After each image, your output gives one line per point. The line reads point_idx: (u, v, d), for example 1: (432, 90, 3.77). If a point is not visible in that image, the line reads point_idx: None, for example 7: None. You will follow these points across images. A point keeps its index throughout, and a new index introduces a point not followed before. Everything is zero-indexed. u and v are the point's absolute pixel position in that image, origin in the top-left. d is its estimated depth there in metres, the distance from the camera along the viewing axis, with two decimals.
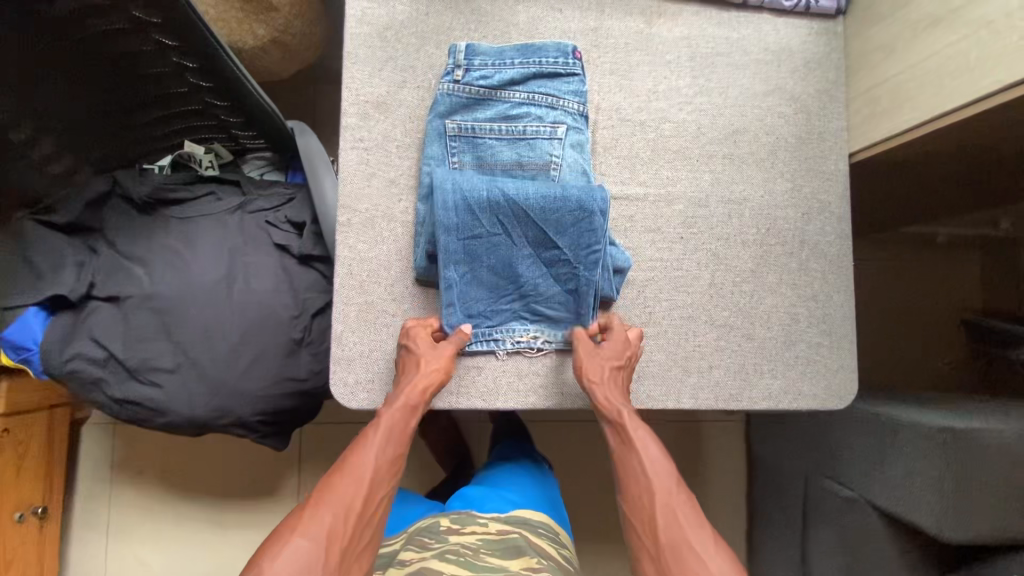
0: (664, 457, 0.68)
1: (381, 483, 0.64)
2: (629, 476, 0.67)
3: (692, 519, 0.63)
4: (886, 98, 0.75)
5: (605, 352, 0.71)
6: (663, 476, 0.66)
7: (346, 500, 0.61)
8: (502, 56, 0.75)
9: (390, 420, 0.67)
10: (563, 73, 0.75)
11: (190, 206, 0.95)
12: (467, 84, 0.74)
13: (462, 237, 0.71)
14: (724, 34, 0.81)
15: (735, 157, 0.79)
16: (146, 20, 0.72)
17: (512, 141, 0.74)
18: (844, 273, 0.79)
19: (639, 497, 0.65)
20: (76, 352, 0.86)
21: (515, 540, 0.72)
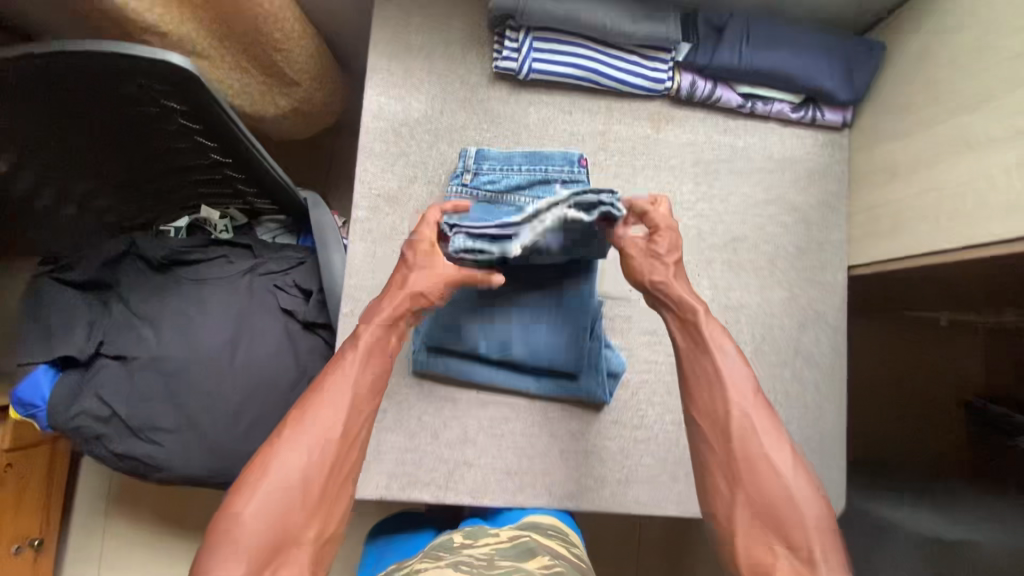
0: (743, 365, 0.61)
1: (362, 411, 0.61)
2: (700, 379, 0.62)
3: (773, 436, 0.58)
4: (886, 221, 0.76)
5: (655, 245, 0.66)
6: (740, 382, 0.60)
7: (324, 432, 0.58)
8: (513, 162, 0.77)
9: (371, 342, 0.63)
10: (567, 179, 0.76)
11: (201, 267, 0.97)
12: (474, 188, 0.76)
13: (460, 316, 0.73)
14: (729, 141, 0.83)
15: (734, 264, 0.81)
16: (171, 107, 0.75)
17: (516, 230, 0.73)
18: (838, 386, 0.80)
19: (709, 401, 0.61)
20: (82, 409, 0.88)
21: (526, 543, 0.67)
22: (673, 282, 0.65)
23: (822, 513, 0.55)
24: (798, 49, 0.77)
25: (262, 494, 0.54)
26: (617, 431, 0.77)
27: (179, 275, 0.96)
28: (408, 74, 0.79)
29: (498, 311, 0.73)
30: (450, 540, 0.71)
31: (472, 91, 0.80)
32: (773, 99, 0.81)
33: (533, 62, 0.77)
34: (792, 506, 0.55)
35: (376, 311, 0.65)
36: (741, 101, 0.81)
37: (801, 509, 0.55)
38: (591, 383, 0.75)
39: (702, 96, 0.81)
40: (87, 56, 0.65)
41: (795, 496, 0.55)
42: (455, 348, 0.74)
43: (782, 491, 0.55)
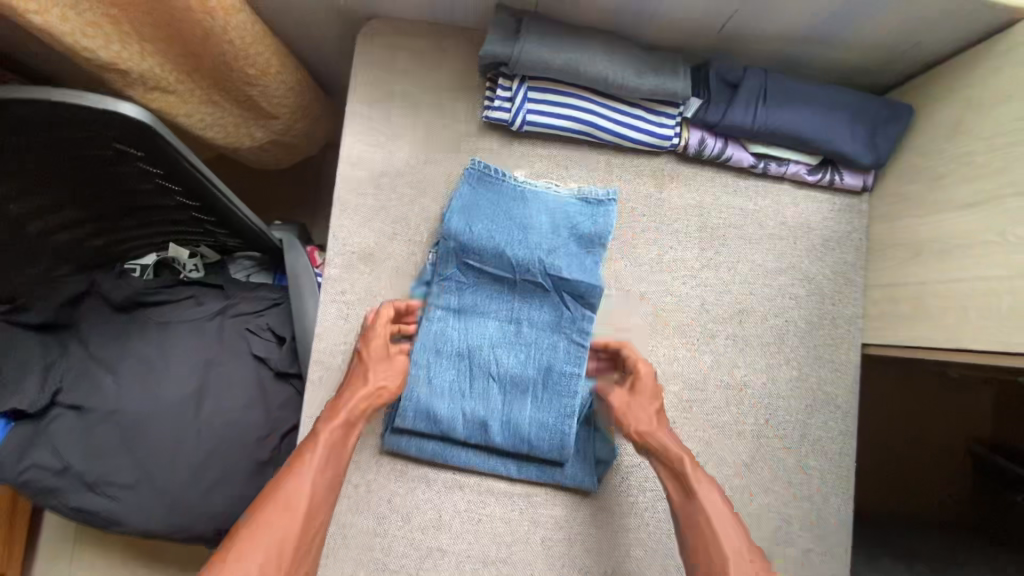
0: (734, 518, 0.58)
1: (322, 506, 0.57)
2: (690, 526, 0.58)
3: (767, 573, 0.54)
4: (908, 302, 0.69)
5: (640, 399, 0.67)
6: (733, 532, 0.56)
7: (280, 532, 0.53)
8: (500, 223, 0.70)
9: (328, 441, 0.60)
10: (556, 251, 0.70)
11: (169, 309, 0.91)
12: (455, 259, 0.69)
13: (437, 397, 0.69)
14: (738, 202, 0.76)
15: (739, 339, 0.75)
16: (129, 151, 0.68)
17: (503, 291, 0.71)
18: (845, 473, 0.74)
19: (703, 550, 0.56)
20: (32, 463, 0.82)
21: None
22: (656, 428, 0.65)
23: None
24: (819, 110, 0.71)
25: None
26: (605, 519, 0.71)
27: (146, 316, 0.90)
28: (390, 120, 0.73)
29: (478, 391, 0.69)
30: None
31: (460, 141, 0.73)
32: (789, 159, 0.74)
33: (527, 113, 0.70)
34: None
35: (330, 409, 0.63)
36: (753, 161, 0.74)
37: None
38: (575, 466, 0.70)
39: (712, 154, 0.74)
40: (27, 104, 0.58)
41: None
42: (429, 431, 0.69)
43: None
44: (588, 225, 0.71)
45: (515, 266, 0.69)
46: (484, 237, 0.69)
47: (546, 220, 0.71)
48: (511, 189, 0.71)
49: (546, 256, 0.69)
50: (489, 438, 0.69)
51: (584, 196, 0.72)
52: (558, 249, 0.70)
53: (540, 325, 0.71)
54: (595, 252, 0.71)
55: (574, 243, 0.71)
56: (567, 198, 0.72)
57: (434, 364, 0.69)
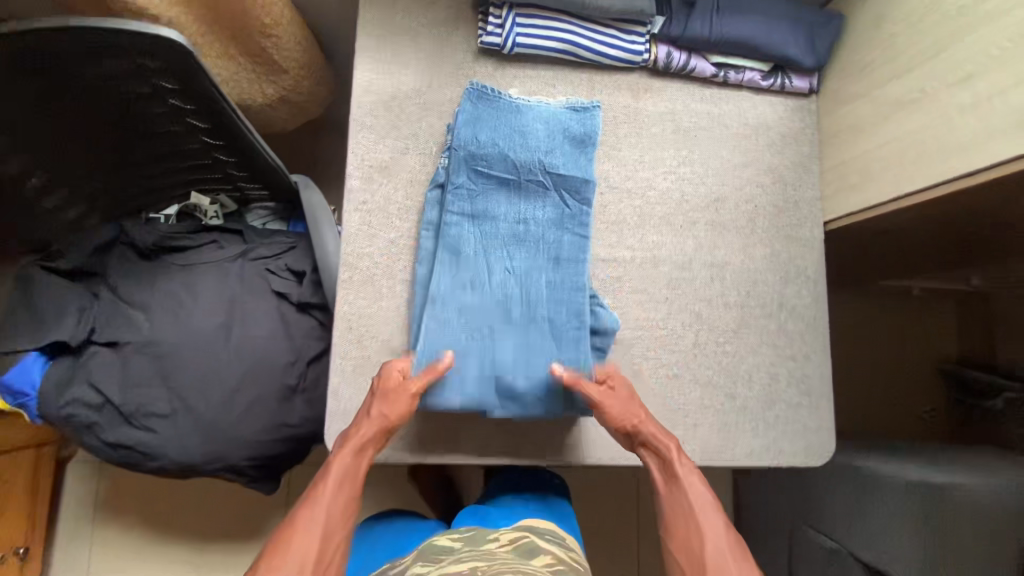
0: (712, 504, 0.68)
1: (338, 527, 0.64)
2: (675, 511, 0.69)
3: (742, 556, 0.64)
4: (855, 173, 0.81)
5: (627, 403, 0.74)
6: (714, 517, 0.67)
7: (303, 553, 0.61)
8: (501, 131, 0.79)
9: (342, 467, 0.69)
10: (552, 150, 0.78)
11: (193, 253, 0.97)
12: (460, 162, 0.77)
13: (461, 289, 0.76)
14: (706, 109, 0.87)
15: (717, 224, 0.84)
16: (163, 86, 0.75)
17: (509, 192, 0.78)
18: (821, 334, 0.84)
19: (684, 535, 0.66)
20: (73, 397, 0.87)
21: (527, 544, 0.80)
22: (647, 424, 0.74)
23: None
24: (765, 19, 0.82)
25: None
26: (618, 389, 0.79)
27: (171, 261, 0.97)
28: (395, 51, 0.82)
29: (496, 282, 0.76)
30: (451, 537, 0.83)
31: (459, 66, 0.83)
32: (745, 67, 0.86)
33: (517, 36, 0.81)
34: None
35: (346, 438, 0.71)
36: (714, 71, 0.86)
37: None
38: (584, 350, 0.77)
39: (678, 66, 0.85)
40: (78, 33, 0.65)
41: None
42: (454, 320, 0.75)
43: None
44: (580, 128, 0.80)
45: (518, 168, 0.78)
46: (489, 145, 0.77)
47: (541, 127, 0.79)
48: (508, 102, 0.79)
49: (546, 156, 0.78)
50: (513, 330, 0.76)
51: (573, 105, 0.81)
52: (556, 150, 0.79)
53: (544, 223, 0.79)
54: (588, 149, 0.80)
55: (568, 144, 0.80)
56: (557, 107, 0.81)
57: (456, 261, 0.76)
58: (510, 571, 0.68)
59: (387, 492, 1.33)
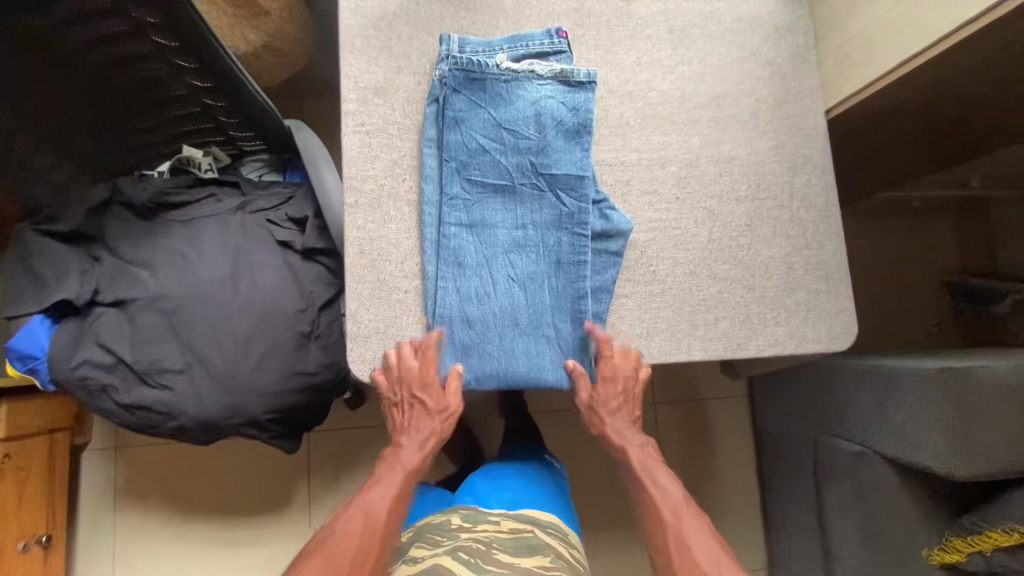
0: (673, 489, 0.81)
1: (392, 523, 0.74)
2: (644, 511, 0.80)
3: (697, 530, 0.75)
4: (856, 52, 0.80)
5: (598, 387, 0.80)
6: (672, 499, 0.79)
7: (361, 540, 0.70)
8: (491, 131, 0.77)
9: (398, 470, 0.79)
10: (547, 96, 0.78)
11: (191, 208, 0.95)
12: (453, 163, 0.77)
13: (466, 303, 0.76)
14: (699, 7, 0.86)
15: (720, 120, 0.83)
16: (145, 20, 0.73)
17: (504, 197, 0.78)
18: (834, 220, 0.83)
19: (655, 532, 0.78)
20: (83, 358, 0.86)
21: (528, 538, 0.78)
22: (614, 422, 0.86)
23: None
24: None
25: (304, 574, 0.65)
26: (632, 289, 0.79)
27: (170, 217, 0.94)
28: None
29: (503, 292, 0.77)
30: (449, 520, 0.83)
31: None
32: None
33: None
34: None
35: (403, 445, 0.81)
36: None
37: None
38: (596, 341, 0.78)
39: None
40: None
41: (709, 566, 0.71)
42: (467, 336, 0.76)
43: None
44: (564, 109, 0.78)
45: (512, 172, 0.78)
46: (480, 151, 0.77)
47: (531, 115, 0.78)
48: (495, 98, 0.77)
49: (536, 156, 0.78)
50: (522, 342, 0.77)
51: (566, 79, 0.79)
52: (548, 147, 0.78)
53: (544, 225, 0.78)
54: (583, 141, 0.79)
55: (562, 137, 0.78)
56: (546, 85, 0.78)
57: (460, 276, 0.76)
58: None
59: None
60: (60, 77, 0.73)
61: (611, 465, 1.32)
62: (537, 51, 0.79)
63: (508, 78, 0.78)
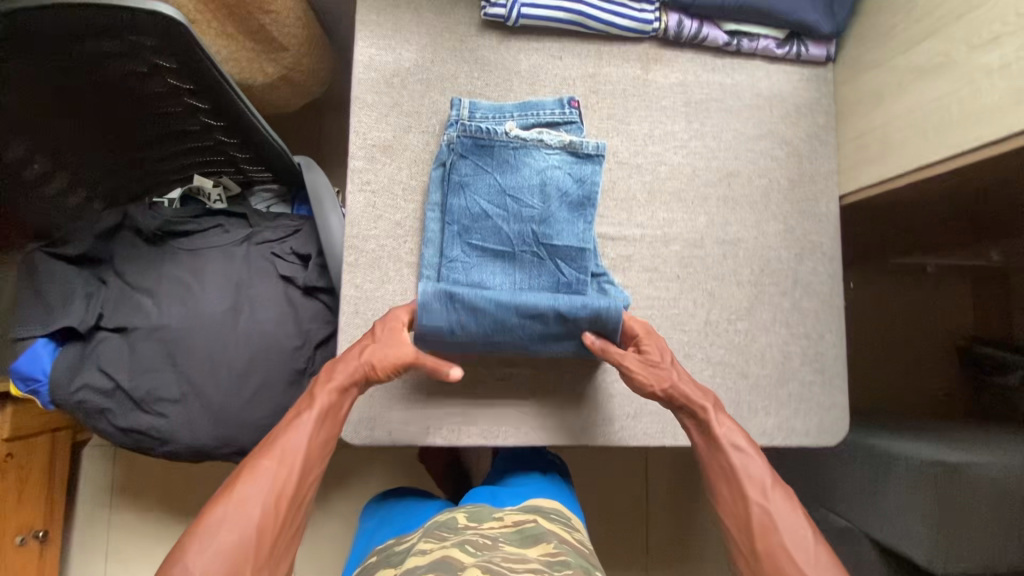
0: (757, 459, 0.68)
1: (314, 463, 0.67)
2: (718, 475, 0.68)
3: (790, 514, 0.64)
4: (875, 145, 0.77)
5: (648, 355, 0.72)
6: (758, 479, 0.66)
7: (276, 484, 0.63)
8: (496, 198, 0.77)
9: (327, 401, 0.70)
10: (556, 166, 0.78)
11: (197, 237, 0.97)
12: (456, 226, 0.77)
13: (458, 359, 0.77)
14: (719, 80, 0.84)
15: (730, 199, 0.82)
16: (161, 65, 0.74)
17: (504, 263, 0.78)
18: (837, 311, 0.82)
19: (732, 500, 0.66)
20: (84, 383, 0.88)
21: (532, 529, 0.78)
22: (681, 384, 0.71)
23: None
24: None
25: (205, 552, 0.58)
26: None
27: (175, 245, 0.96)
28: (397, 25, 0.80)
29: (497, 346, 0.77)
30: (456, 518, 0.83)
31: (462, 40, 0.81)
32: (758, 35, 0.83)
33: (522, 8, 0.79)
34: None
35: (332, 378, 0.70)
36: (727, 39, 0.82)
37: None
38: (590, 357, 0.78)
39: (689, 35, 0.82)
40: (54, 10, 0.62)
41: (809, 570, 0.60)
42: (463, 317, 0.73)
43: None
44: (571, 181, 0.78)
45: (513, 240, 0.77)
46: (483, 216, 0.77)
47: (537, 184, 0.77)
48: (502, 164, 0.77)
49: (539, 226, 0.77)
50: (510, 410, 0.79)
51: (574, 150, 0.78)
52: (551, 217, 0.77)
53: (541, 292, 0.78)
54: (586, 214, 0.78)
55: (565, 209, 0.78)
56: (556, 153, 0.78)
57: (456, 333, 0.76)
58: (513, 564, 0.67)
59: (396, 475, 1.33)
60: (77, 115, 0.75)
61: (596, 505, 1.32)
62: (547, 120, 0.79)
63: (516, 146, 0.77)
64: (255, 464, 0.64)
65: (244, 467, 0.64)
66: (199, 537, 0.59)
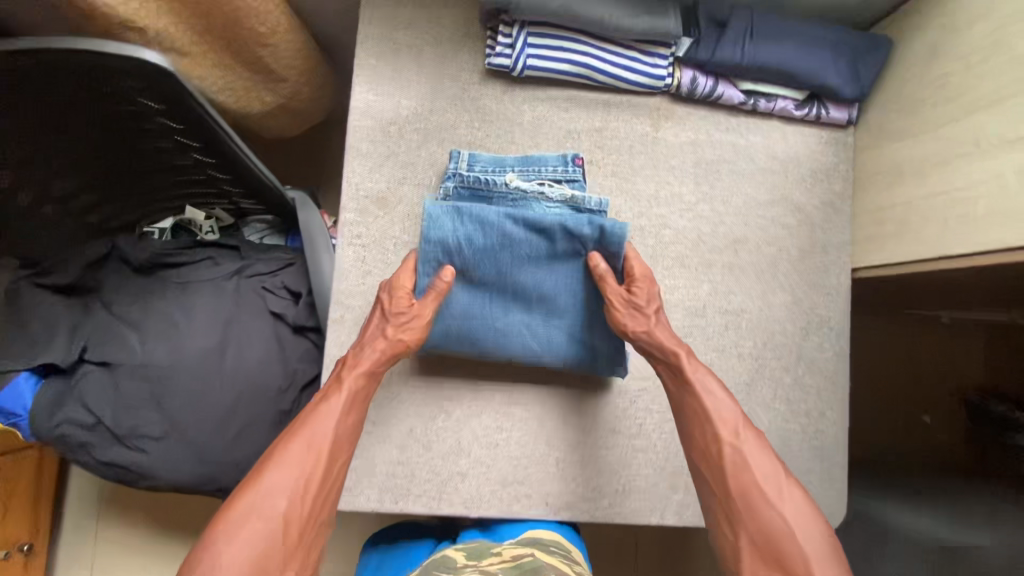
0: (729, 401, 0.68)
1: (342, 448, 0.67)
2: (691, 416, 0.68)
3: (760, 453, 0.65)
4: (892, 223, 0.73)
5: (636, 294, 0.71)
6: (729, 420, 0.66)
7: (306, 469, 0.63)
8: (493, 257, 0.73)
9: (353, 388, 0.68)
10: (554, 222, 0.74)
11: (187, 269, 0.95)
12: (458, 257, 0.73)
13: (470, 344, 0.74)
14: (732, 140, 0.80)
15: (736, 267, 0.78)
16: (149, 105, 0.71)
17: (505, 296, 0.75)
18: (841, 390, 0.78)
19: (704, 440, 0.67)
20: (65, 418, 0.86)
21: (530, 563, 0.66)
22: (658, 328, 0.71)
23: (817, 534, 0.60)
24: (803, 44, 0.74)
25: (241, 543, 0.58)
26: (614, 440, 0.77)
27: (165, 276, 0.94)
28: (397, 71, 0.76)
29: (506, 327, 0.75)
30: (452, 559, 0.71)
31: (464, 88, 0.77)
32: (776, 95, 0.78)
33: (528, 58, 0.74)
34: (791, 542, 0.60)
35: (355, 363, 0.69)
36: (743, 98, 0.78)
37: (781, 520, 0.61)
38: (587, 359, 0.75)
39: (703, 92, 0.78)
40: (27, 54, 0.59)
41: (787, 519, 0.61)
42: (469, 229, 0.72)
43: (781, 525, 0.61)
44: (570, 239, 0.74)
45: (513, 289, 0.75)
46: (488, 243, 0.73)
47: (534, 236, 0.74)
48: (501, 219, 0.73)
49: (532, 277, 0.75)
50: (495, 479, 0.76)
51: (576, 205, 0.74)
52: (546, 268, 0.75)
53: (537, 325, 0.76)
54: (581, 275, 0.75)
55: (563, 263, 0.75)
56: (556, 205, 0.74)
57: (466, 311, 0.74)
58: None
59: None
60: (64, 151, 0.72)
61: None
62: (549, 177, 0.75)
63: (515, 198, 0.74)
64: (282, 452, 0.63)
65: (272, 454, 0.64)
66: (229, 526, 0.59)
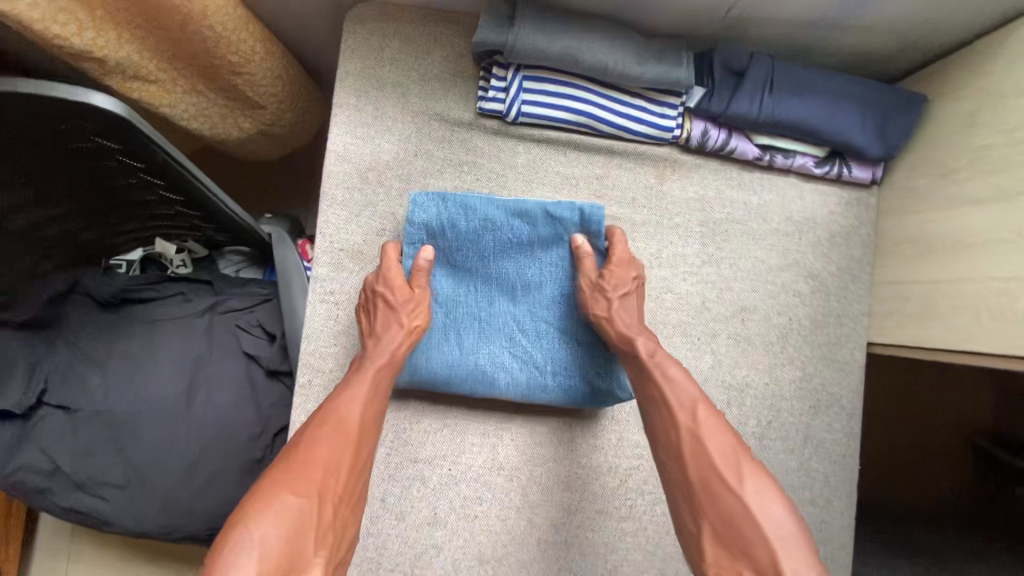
0: (689, 384, 0.60)
1: (370, 429, 0.59)
2: (651, 403, 0.61)
3: (721, 436, 0.56)
4: (916, 302, 0.67)
5: (606, 279, 0.67)
6: (685, 400, 0.59)
7: (336, 449, 0.55)
8: (477, 241, 0.70)
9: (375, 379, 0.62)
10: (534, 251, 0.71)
11: (156, 306, 0.90)
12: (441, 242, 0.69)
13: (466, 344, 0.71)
14: (744, 197, 0.73)
15: (742, 338, 0.72)
16: (106, 144, 0.64)
17: (493, 284, 0.71)
18: (849, 475, 0.72)
19: (664, 428, 0.59)
20: (21, 465, 0.81)
21: None
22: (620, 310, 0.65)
23: (785, 517, 0.49)
24: (828, 98, 0.67)
25: (271, 519, 0.48)
26: (603, 522, 0.72)
27: (133, 313, 0.89)
28: (379, 112, 0.70)
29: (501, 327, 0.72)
30: None
31: (453, 131, 0.71)
32: (795, 151, 0.71)
33: (522, 104, 0.68)
34: (753, 526, 0.49)
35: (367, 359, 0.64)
36: (759, 153, 0.71)
37: (746, 504, 0.51)
38: (582, 369, 0.71)
39: (715, 146, 0.71)
40: None
41: (747, 501, 0.51)
42: (453, 213, 0.68)
43: (742, 506, 0.51)
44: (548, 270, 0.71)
45: (498, 276, 0.71)
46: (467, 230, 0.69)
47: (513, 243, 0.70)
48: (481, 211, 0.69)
49: (517, 286, 0.71)
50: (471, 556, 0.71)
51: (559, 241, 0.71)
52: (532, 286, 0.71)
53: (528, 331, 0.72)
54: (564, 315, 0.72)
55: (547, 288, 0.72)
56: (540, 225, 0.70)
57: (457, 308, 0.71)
58: None
59: None
60: None
61: None
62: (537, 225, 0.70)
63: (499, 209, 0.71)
64: (308, 436, 0.56)
65: (297, 440, 0.56)
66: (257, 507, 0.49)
